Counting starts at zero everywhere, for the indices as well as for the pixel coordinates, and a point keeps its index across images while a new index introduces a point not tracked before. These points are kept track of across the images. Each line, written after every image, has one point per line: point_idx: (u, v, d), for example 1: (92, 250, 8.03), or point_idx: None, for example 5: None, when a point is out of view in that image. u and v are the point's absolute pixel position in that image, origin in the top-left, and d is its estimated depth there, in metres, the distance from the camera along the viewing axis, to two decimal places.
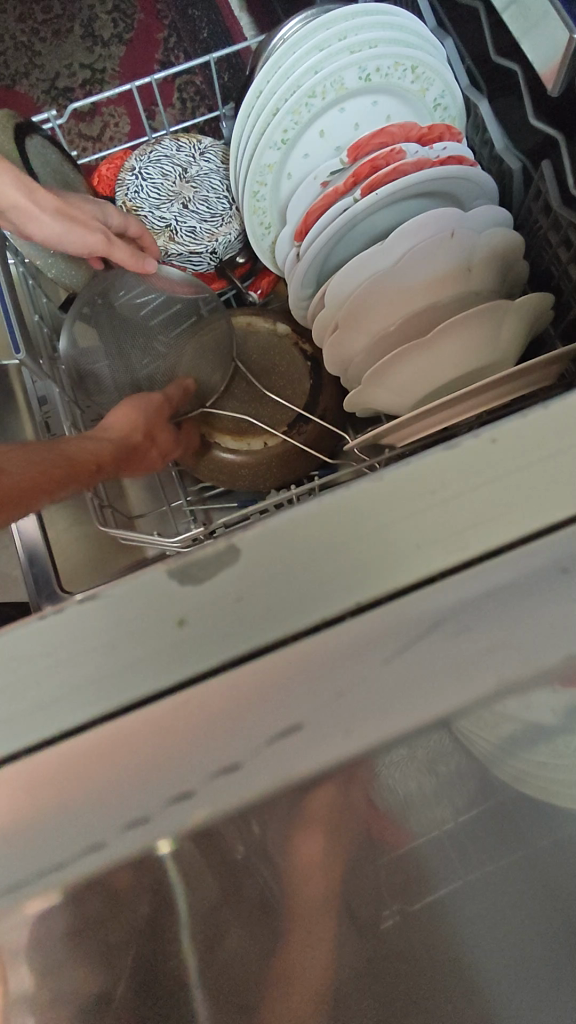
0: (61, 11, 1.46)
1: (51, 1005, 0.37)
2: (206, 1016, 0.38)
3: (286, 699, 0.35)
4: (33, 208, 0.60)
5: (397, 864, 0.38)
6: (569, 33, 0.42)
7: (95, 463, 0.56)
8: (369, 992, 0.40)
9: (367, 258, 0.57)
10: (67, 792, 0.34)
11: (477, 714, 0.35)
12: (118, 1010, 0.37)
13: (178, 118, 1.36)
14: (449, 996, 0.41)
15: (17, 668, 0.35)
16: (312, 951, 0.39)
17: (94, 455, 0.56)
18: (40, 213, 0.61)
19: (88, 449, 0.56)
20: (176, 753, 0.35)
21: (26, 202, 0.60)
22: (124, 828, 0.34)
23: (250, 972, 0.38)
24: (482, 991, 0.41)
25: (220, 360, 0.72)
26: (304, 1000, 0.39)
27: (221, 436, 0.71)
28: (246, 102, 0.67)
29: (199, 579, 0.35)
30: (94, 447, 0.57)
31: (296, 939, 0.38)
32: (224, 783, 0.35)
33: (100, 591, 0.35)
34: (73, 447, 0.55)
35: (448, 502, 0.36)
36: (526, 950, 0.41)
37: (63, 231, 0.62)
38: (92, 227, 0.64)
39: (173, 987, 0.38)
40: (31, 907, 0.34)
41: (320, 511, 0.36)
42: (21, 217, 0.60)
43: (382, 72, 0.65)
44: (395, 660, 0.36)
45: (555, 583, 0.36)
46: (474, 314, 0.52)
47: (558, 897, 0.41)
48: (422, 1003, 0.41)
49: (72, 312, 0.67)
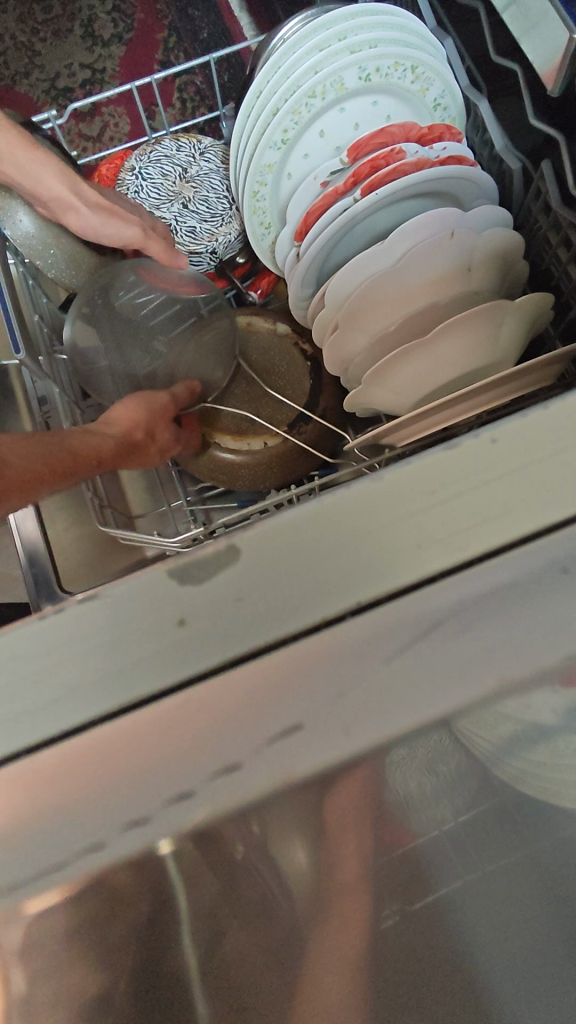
0: (61, 11, 1.46)
1: (51, 1006, 0.37)
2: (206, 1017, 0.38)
3: (286, 699, 0.35)
4: (74, 199, 0.61)
5: (398, 863, 0.38)
6: (569, 33, 0.42)
7: (92, 460, 0.56)
8: (370, 993, 0.40)
9: (366, 258, 0.57)
10: (66, 793, 0.34)
11: (477, 714, 0.35)
12: (119, 1009, 0.37)
13: (178, 118, 1.36)
14: (450, 996, 0.41)
15: (16, 669, 0.35)
16: (310, 948, 0.39)
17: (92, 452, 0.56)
18: (73, 203, 0.61)
19: (87, 444, 0.56)
20: (177, 753, 0.35)
21: (63, 192, 0.60)
22: (125, 828, 0.34)
23: (250, 971, 0.38)
24: (482, 993, 0.41)
25: (222, 359, 0.72)
26: (306, 998, 0.40)
27: (222, 432, 0.72)
28: (246, 102, 0.67)
29: (199, 579, 0.35)
30: (94, 444, 0.57)
31: (294, 936, 0.39)
32: (224, 783, 0.35)
33: (100, 591, 0.35)
34: (73, 441, 0.55)
35: (448, 502, 0.36)
36: (525, 951, 0.41)
37: (101, 223, 0.64)
38: (129, 220, 0.65)
39: (173, 988, 0.38)
40: (31, 910, 0.34)
41: (320, 511, 0.36)
42: (59, 207, 0.62)
43: (382, 72, 0.65)
44: (396, 660, 0.35)
45: (555, 583, 0.36)
46: (474, 315, 0.52)
47: (557, 896, 0.41)
48: (422, 1005, 0.41)
49: (72, 312, 0.68)
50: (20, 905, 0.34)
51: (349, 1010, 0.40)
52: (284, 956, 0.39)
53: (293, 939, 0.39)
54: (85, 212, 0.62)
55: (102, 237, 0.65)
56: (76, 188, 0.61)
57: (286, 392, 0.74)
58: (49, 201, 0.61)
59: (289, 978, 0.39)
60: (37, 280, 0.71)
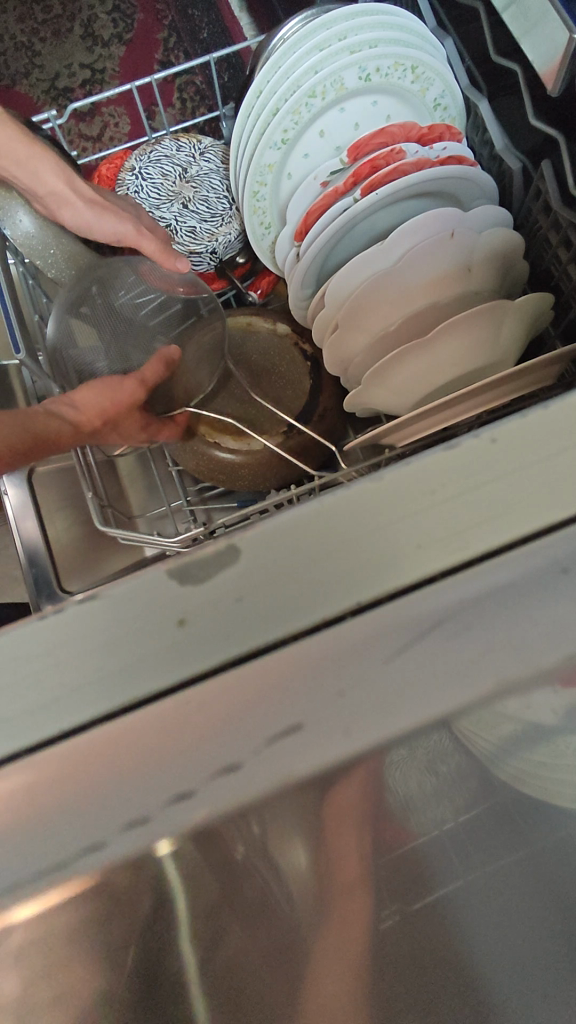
0: (61, 11, 1.46)
1: (51, 1005, 0.37)
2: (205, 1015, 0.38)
3: (286, 699, 0.35)
4: (71, 194, 0.65)
5: (397, 863, 0.38)
6: (569, 32, 0.42)
7: (45, 443, 0.58)
8: (369, 992, 0.40)
9: (367, 258, 0.57)
10: (67, 793, 0.34)
11: (478, 715, 0.35)
12: (119, 1009, 0.37)
13: (178, 118, 1.36)
14: (450, 995, 0.41)
15: (17, 668, 0.35)
16: (310, 948, 0.39)
17: (50, 436, 0.58)
18: (70, 197, 0.65)
19: (42, 426, 0.58)
20: (177, 752, 0.35)
21: (61, 187, 0.64)
22: (124, 827, 0.34)
23: (250, 970, 0.39)
24: (482, 992, 0.41)
25: (210, 360, 0.71)
26: (306, 997, 0.40)
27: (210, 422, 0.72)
28: (246, 102, 0.67)
29: (199, 579, 0.35)
30: (52, 427, 0.58)
31: (294, 935, 0.39)
32: (223, 784, 0.34)
33: (100, 591, 0.35)
34: (27, 423, 0.57)
35: (448, 502, 0.36)
36: (525, 951, 0.41)
37: (94, 217, 0.67)
38: (123, 216, 0.68)
39: (173, 987, 0.38)
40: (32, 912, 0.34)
41: (320, 511, 0.36)
42: (56, 202, 0.65)
43: (382, 72, 0.65)
44: (396, 660, 0.35)
45: (555, 583, 0.36)
46: (474, 314, 0.52)
47: (557, 896, 0.41)
48: (421, 1003, 0.41)
49: (70, 306, 0.67)
50: (18, 908, 0.33)
51: (349, 1010, 0.40)
52: (285, 955, 0.39)
53: (292, 939, 0.39)
54: (79, 206, 0.66)
55: (96, 231, 0.68)
56: (73, 184, 0.65)
57: (286, 392, 0.74)
58: (48, 196, 0.65)
59: (289, 976, 0.39)
60: (36, 280, 0.71)
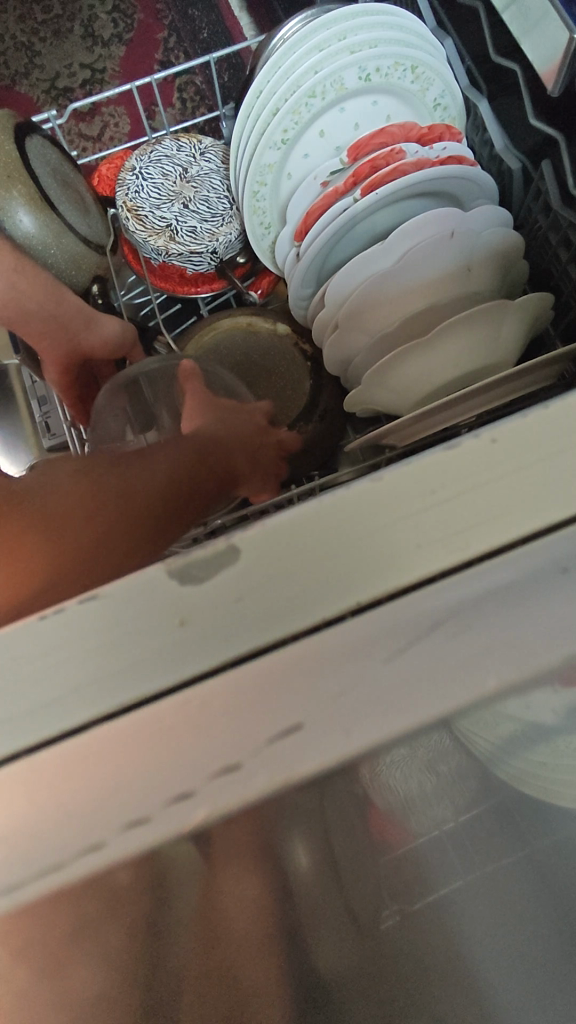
0: (61, 11, 1.47)
1: (57, 995, 0.38)
2: (206, 988, 0.41)
3: (285, 698, 0.34)
4: None
5: (395, 861, 0.39)
6: (569, 32, 0.42)
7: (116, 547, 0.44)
8: (365, 972, 0.44)
9: (366, 258, 0.58)
10: (58, 800, 0.33)
11: (478, 715, 0.34)
12: (125, 993, 0.39)
13: (178, 118, 1.36)
14: (433, 969, 0.44)
15: (16, 668, 0.35)
16: (311, 938, 0.41)
17: (125, 535, 0.44)
18: None
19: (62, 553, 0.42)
20: (171, 763, 0.33)
21: None
22: (125, 826, 0.32)
23: (249, 957, 0.40)
24: (470, 967, 0.45)
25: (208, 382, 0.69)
26: (309, 973, 0.43)
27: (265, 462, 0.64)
28: (246, 102, 0.67)
29: (199, 579, 0.35)
30: (127, 531, 0.45)
31: (299, 926, 0.40)
32: (223, 784, 0.33)
33: (101, 591, 0.35)
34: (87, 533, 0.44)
35: (451, 501, 0.35)
36: (516, 940, 0.44)
37: None
38: None
39: (177, 969, 0.40)
40: (25, 925, 0.34)
41: (321, 510, 0.35)
42: None
43: (382, 72, 0.65)
44: (398, 659, 0.34)
45: (556, 584, 0.34)
46: (471, 316, 0.53)
47: (551, 890, 0.43)
48: (407, 971, 0.45)
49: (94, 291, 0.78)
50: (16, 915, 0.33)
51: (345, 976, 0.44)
52: (289, 941, 0.41)
53: (295, 932, 0.40)
54: None
55: None
56: None
57: (287, 392, 0.76)
58: None
59: (290, 960, 0.41)
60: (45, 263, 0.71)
